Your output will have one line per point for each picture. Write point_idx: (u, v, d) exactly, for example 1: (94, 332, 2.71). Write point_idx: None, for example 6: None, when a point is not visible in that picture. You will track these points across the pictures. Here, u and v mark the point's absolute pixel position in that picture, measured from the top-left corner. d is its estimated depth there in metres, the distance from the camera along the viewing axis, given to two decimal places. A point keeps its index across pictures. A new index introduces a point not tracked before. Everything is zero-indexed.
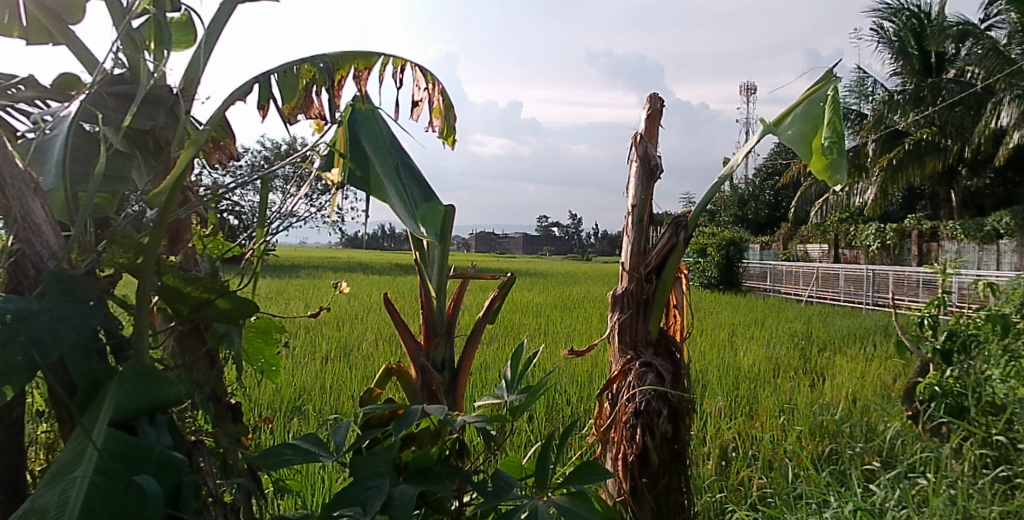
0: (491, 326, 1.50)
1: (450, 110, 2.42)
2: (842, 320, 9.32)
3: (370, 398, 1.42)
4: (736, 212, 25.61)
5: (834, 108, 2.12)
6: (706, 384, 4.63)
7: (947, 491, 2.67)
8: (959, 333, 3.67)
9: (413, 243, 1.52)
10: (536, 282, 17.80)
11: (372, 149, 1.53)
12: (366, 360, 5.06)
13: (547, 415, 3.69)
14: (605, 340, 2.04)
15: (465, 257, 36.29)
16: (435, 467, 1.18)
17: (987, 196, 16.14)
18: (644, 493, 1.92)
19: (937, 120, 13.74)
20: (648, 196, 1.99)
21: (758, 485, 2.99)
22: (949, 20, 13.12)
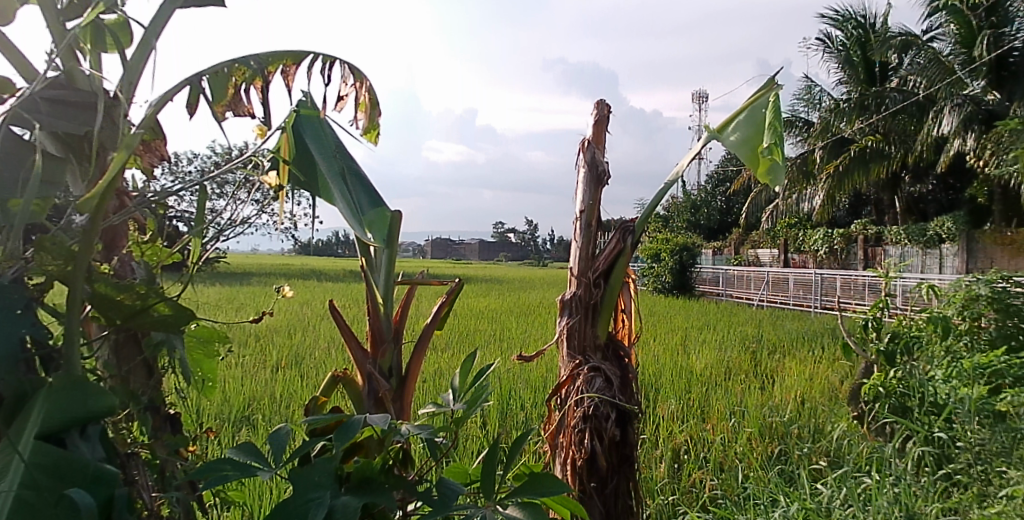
0: (439, 332, 1.49)
1: (378, 107, 2.30)
2: (790, 323, 9.51)
3: (316, 407, 1.40)
4: (688, 218, 26.00)
5: (775, 113, 2.17)
6: (659, 388, 4.67)
7: (891, 489, 2.73)
8: (904, 335, 3.96)
9: (360, 250, 1.52)
10: (493, 288, 17.85)
11: (319, 155, 1.53)
12: (317, 368, 5.04)
13: (501, 420, 3.68)
14: (554, 345, 2.04)
15: (423, 263, 36.27)
16: (378, 477, 1.18)
17: (929, 202, 16.60)
18: (592, 497, 1.92)
19: (881, 128, 13.99)
20: (596, 201, 2.00)
21: (709, 487, 3.04)
22: (892, 32, 13.64)
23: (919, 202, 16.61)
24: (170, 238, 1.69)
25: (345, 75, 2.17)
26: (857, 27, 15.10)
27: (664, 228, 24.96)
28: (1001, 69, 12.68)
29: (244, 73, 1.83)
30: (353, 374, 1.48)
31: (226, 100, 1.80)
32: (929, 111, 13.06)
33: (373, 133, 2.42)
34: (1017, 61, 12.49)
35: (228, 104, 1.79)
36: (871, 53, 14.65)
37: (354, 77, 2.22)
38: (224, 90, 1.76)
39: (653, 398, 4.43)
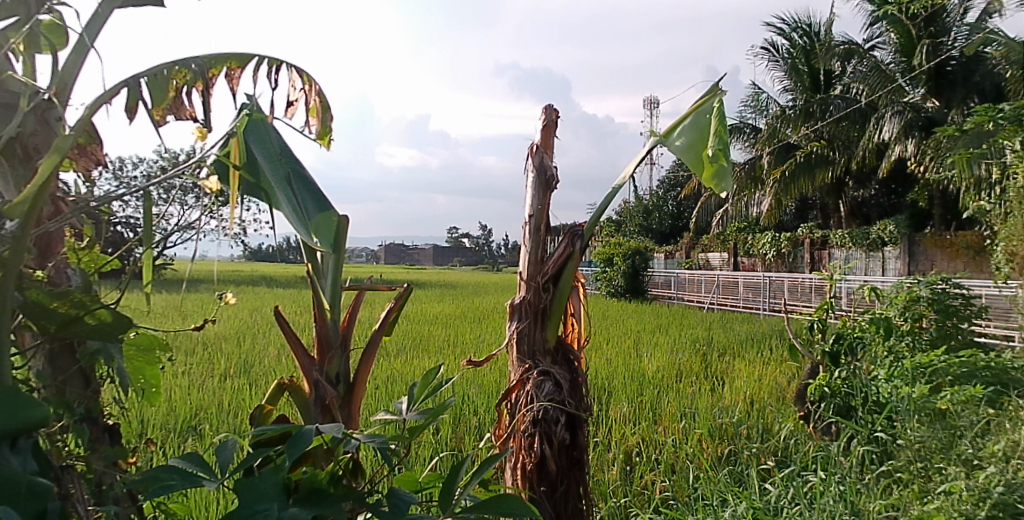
0: (388, 339, 1.48)
1: (328, 110, 2.29)
2: (740, 325, 9.69)
3: (260, 416, 1.37)
4: (640, 222, 26.31)
5: (720, 119, 2.24)
6: (611, 391, 4.71)
7: (836, 488, 2.81)
8: (847, 336, 4.19)
9: (306, 254, 1.49)
10: (447, 292, 17.77)
11: (264, 157, 1.50)
12: (266, 376, 5.00)
13: (454, 427, 3.68)
14: (503, 349, 2.05)
15: (377, 267, 35.95)
16: (326, 489, 1.13)
17: (873, 206, 16.83)
18: (542, 501, 1.93)
19: (827, 134, 14.34)
20: (545, 206, 2.01)
21: (661, 489, 3.10)
22: (836, 41, 14.05)
23: (863, 206, 16.89)
24: (111, 241, 1.64)
25: (294, 78, 2.16)
26: (804, 35, 15.48)
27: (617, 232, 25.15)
28: (939, 78, 13.16)
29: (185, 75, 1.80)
30: (301, 382, 1.46)
31: (165, 102, 1.77)
32: (871, 117, 13.41)
33: (326, 139, 2.40)
34: (954, 69, 13.05)
35: (169, 106, 1.76)
36: (815, 62, 14.96)
37: (304, 81, 2.21)
38: (162, 92, 1.72)
39: (605, 401, 4.46)
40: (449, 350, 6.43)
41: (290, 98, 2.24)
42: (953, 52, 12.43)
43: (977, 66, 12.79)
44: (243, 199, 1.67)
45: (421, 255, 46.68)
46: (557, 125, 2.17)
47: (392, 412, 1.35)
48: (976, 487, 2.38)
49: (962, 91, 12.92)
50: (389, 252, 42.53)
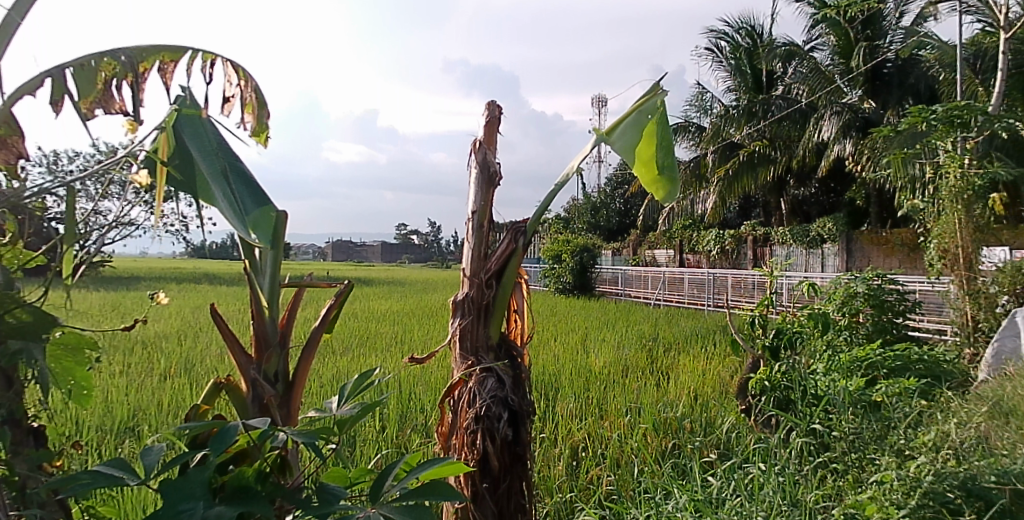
0: (329, 336, 1.48)
1: (265, 107, 2.45)
2: (686, 321, 9.84)
3: (196, 416, 1.35)
4: (588, 219, 26.66)
5: (662, 124, 2.38)
6: (559, 387, 4.75)
7: (777, 479, 2.85)
8: (787, 331, 4.33)
9: (244, 252, 1.50)
10: (395, 289, 17.58)
11: (199, 153, 1.51)
12: (208, 374, 4.95)
13: (399, 424, 3.68)
14: (447, 346, 2.06)
15: (324, 263, 35.47)
16: (253, 486, 1.14)
17: (813, 205, 17.08)
18: (485, 498, 1.95)
19: (768, 134, 14.66)
20: (488, 202, 2.02)
21: (606, 483, 3.14)
22: (778, 42, 14.43)
23: (803, 204, 17.16)
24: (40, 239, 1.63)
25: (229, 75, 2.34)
26: (747, 36, 15.88)
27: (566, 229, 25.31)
28: (876, 79, 13.46)
29: (113, 68, 1.94)
30: (239, 381, 1.44)
31: (93, 95, 1.91)
32: (811, 118, 13.72)
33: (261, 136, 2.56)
34: (890, 71, 13.38)
35: (96, 97, 1.90)
36: (758, 63, 15.36)
37: (238, 78, 2.36)
38: (86, 83, 1.86)
39: (552, 397, 4.48)
40: (393, 348, 6.41)
41: (226, 94, 2.40)
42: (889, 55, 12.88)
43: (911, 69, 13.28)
44: (170, 191, 1.67)
45: (371, 251, 46.00)
46: (500, 121, 2.19)
47: (325, 408, 1.33)
48: (908, 477, 2.42)
49: (898, 93, 13.33)
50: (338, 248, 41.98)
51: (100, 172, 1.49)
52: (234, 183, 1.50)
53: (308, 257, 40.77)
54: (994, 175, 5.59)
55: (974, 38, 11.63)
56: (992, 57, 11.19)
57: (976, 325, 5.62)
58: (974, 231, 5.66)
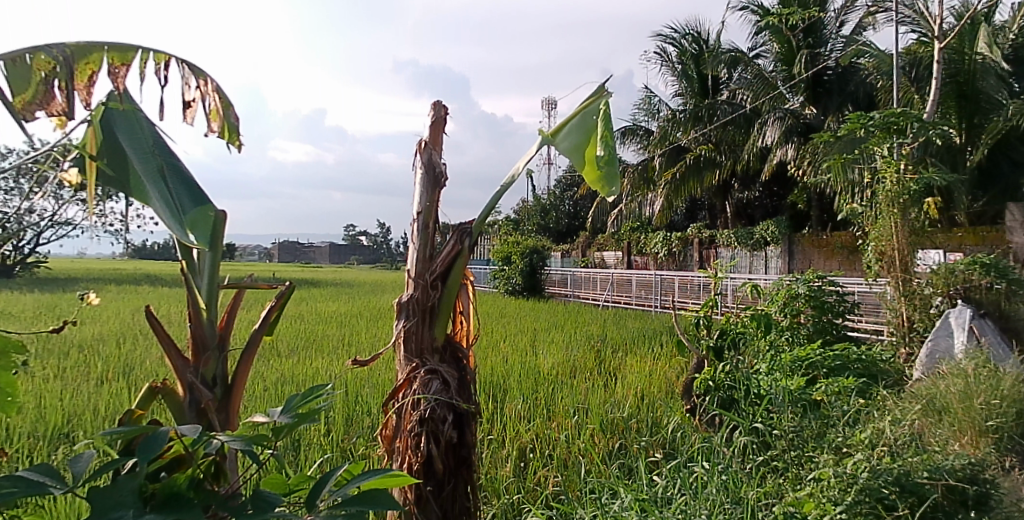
0: (269, 339, 1.47)
1: (227, 108, 2.44)
2: (632, 322, 9.93)
3: (130, 421, 1.33)
4: (538, 221, 26.87)
5: (606, 124, 2.40)
6: (507, 388, 4.77)
7: (721, 478, 2.88)
8: (731, 332, 4.49)
9: (181, 252, 1.50)
10: (343, 292, 17.30)
11: (135, 152, 1.54)
12: (146, 379, 4.86)
13: (347, 426, 3.67)
14: (392, 348, 2.05)
15: (269, 265, 34.81)
16: (185, 494, 1.12)
17: (756, 208, 17.15)
18: (429, 501, 1.95)
19: (713, 138, 15.02)
20: (433, 203, 2.03)
21: (553, 484, 3.16)
22: (723, 48, 14.75)
23: (748, 208, 17.27)
24: None
25: (186, 77, 2.33)
26: (693, 41, 16.24)
27: (514, 231, 25.35)
28: (817, 86, 13.95)
29: (52, 65, 1.94)
30: (176, 385, 1.42)
31: (30, 95, 1.92)
32: (754, 123, 14.15)
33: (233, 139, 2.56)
34: (831, 79, 13.91)
35: (33, 97, 1.91)
36: (703, 68, 15.75)
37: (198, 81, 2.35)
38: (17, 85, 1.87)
39: (499, 399, 4.48)
40: (342, 351, 6.35)
41: (187, 97, 2.40)
42: (829, 62, 13.26)
43: (851, 77, 13.87)
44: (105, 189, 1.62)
45: (320, 253, 45.22)
46: (446, 122, 2.20)
47: (264, 414, 1.32)
48: (845, 473, 2.48)
49: (838, 99, 13.83)
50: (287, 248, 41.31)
51: (24, 165, 1.45)
52: (172, 183, 1.53)
53: (255, 259, 39.94)
54: (928, 181, 6.02)
55: (908, 48, 12.03)
56: (925, 67, 11.61)
57: (910, 326, 5.96)
58: (909, 233, 6.07)
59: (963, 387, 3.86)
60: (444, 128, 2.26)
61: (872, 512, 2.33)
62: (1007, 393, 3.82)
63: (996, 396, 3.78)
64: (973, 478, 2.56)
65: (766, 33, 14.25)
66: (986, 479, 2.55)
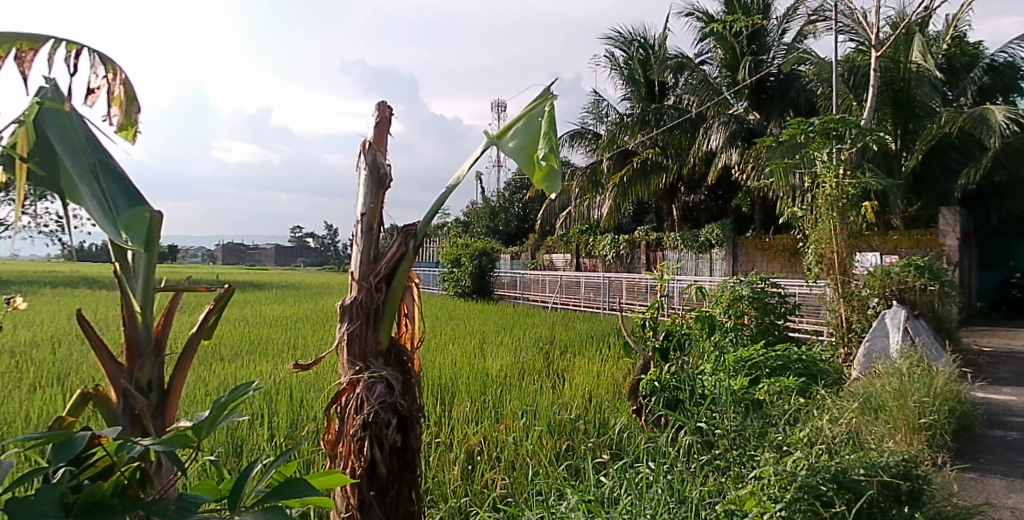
0: (206, 343, 1.48)
1: (132, 102, 2.49)
2: (579, 325, 10.01)
3: (61, 427, 1.30)
4: (487, 224, 26.96)
5: (549, 124, 2.44)
6: (455, 391, 4.77)
7: (665, 479, 2.90)
8: (676, 333, 4.64)
9: (114, 255, 1.48)
10: (289, 294, 17.00)
11: (65, 152, 1.52)
12: (77, 384, 4.72)
13: (292, 430, 3.63)
14: (335, 352, 2.02)
15: (212, 267, 34.01)
16: (108, 501, 1.13)
17: (701, 211, 17.59)
18: (372, 507, 1.94)
19: (660, 142, 15.34)
20: (378, 204, 2.03)
21: (501, 486, 3.17)
22: (669, 54, 15.05)
23: (693, 211, 17.67)
24: None
25: (95, 66, 2.35)
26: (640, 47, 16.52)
27: (465, 233, 25.32)
28: (761, 92, 14.15)
29: None
30: (108, 390, 1.40)
31: None
32: (699, 127, 14.53)
33: (130, 130, 2.55)
34: (773, 85, 14.12)
35: None
36: (649, 73, 16.06)
37: (106, 71, 2.38)
38: None
39: (448, 402, 4.47)
40: (287, 354, 6.29)
41: (90, 85, 2.42)
42: (772, 69, 13.62)
43: (792, 84, 14.07)
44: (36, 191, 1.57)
45: (264, 254, 44.11)
46: (391, 123, 2.21)
47: (191, 420, 1.34)
48: (784, 472, 2.54)
49: (780, 106, 14.15)
50: (231, 248, 40.12)
51: None
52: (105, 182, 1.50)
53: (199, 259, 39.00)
54: (865, 186, 6.45)
55: (846, 56, 12.41)
56: (862, 75, 11.96)
57: (849, 328, 6.45)
58: (847, 236, 6.54)
59: (898, 386, 4.06)
60: (388, 130, 2.26)
61: (810, 509, 2.38)
62: (937, 392, 4.07)
63: (927, 394, 4.01)
64: (907, 474, 2.65)
65: (711, 39, 14.56)
66: (918, 475, 2.66)
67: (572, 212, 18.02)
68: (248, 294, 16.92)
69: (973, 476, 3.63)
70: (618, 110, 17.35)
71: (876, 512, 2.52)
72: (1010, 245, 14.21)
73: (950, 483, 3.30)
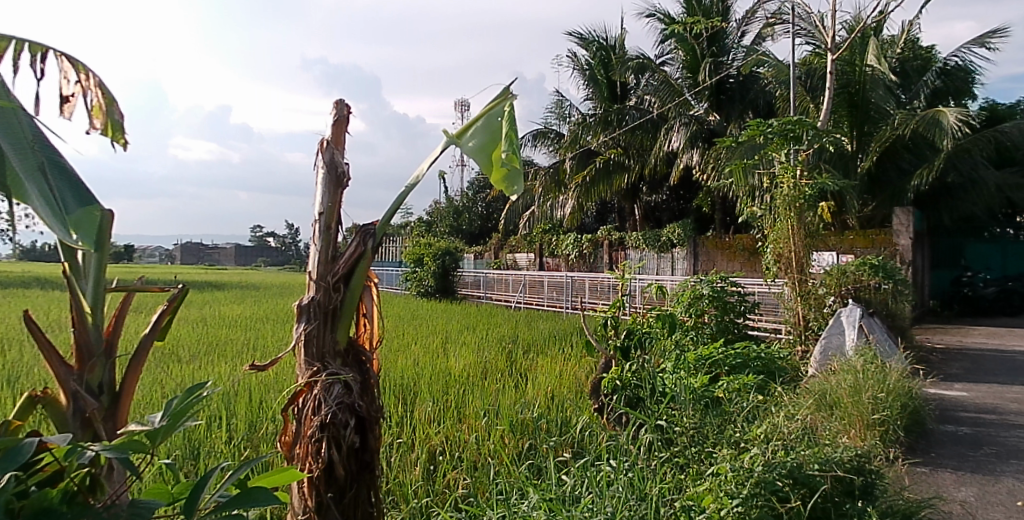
0: (159, 343, 1.51)
1: (111, 105, 2.48)
2: (542, 324, 10.04)
3: (8, 432, 1.28)
4: (450, 223, 26.97)
5: (510, 125, 2.45)
6: (416, 391, 4.75)
7: (626, 476, 2.92)
8: (636, 331, 4.67)
9: (63, 254, 1.47)
10: (248, 295, 16.72)
11: (11, 148, 1.49)
12: (21, 387, 4.62)
13: (250, 432, 3.60)
14: (292, 352, 2.01)
15: (168, 268, 33.28)
16: (57, 508, 1.14)
17: (663, 211, 17.76)
18: (330, 508, 1.93)
19: (622, 143, 15.54)
20: (336, 202, 2.03)
21: (462, 486, 3.19)
22: (630, 55, 15.21)
23: (655, 211, 17.85)
24: None
25: (69, 72, 2.34)
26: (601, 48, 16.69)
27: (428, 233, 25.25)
28: (720, 93, 14.45)
29: None
30: (55, 393, 1.41)
31: None
32: (661, 128, 14.68)
33: (117, 135, 2.57)
34: (732, 87, 14.42)
35: None
36: (611, 74, 16.22)
37: (81, 77, 2.37)
38: None
39: (409, 402, 4.45)
40: (244, 356, 6.20)
41: (67, 92, 2.41)
42: (731, 70, 13.81)
43: (752, 85, 14.33)
44: None
45: (224, 254, 43.65)
46: (349, 121, 2.20)
47: (142, 425, 1.36)
48: (741, 468, 2.58)
49: (740, 107, 14.32)
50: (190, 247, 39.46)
51: None
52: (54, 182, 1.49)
53: (156, 259, 38.23)
54: (821, 186, 6.59)
55: (802, 59, 12.66)
56: (818, 77, 12.21)
57: (807, 325, 6.58)
58: (805, 236, 6.67)
59: (853, 383, 4.15)
60: (346, 128, 2.25)
61: (766, 504, 2.44)
62: (890, 388, 4.17)
63: (881, 391, 4.10)
64: (860, 469, 2.72)
65: (672, 41, 14.72)
66: (871, 469, 2.73)
67: (535, 212, 18.05)
68: (207, 294, 16.60)
69: (925, 470, 3.73)
70: (579, 111, 17.50)
71: (829, 508, 2.57)
72: (962, 245, 14.73)
73: (902, 477, 3.38)
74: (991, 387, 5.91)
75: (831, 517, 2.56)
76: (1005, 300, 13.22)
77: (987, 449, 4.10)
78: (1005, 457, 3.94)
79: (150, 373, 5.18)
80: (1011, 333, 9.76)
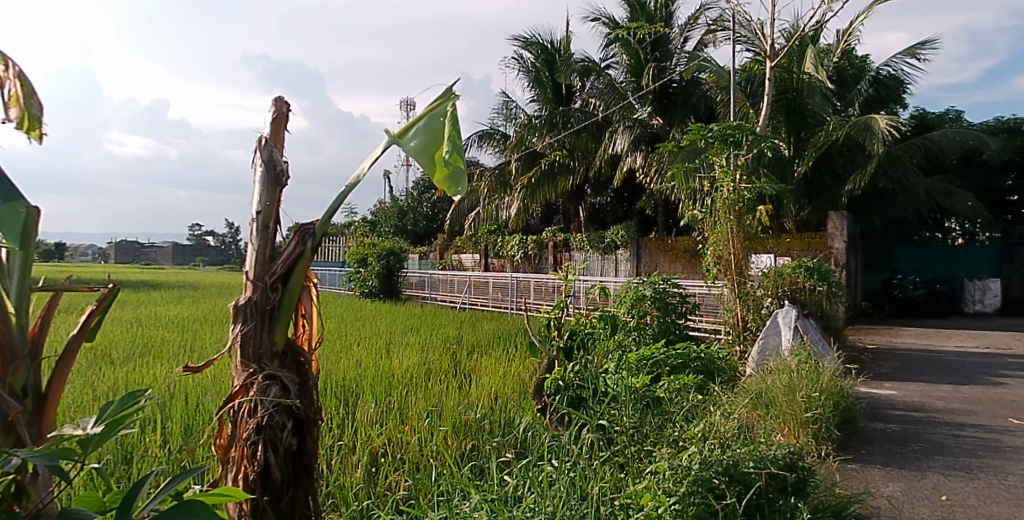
0: (88, 345, 1.48)
1: (31, 96, 2.25)
2: (488, 324, 10.06)
3: None
4: (395, 223, 26.81)
5: (452, 124, 2.44)
6: (358, 392, 4.73)
7: (568, 476, 2.95)
8: (579, 332, 4.73)
9: None
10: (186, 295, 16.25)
11: None
12: None
13: (184, 436, 3.54)
14: (227, 354, 1.98)
15: (101, 266, 32.17)
16: None
17: (607, 213, 18.02)
18: (266, 511, 1.92)
19: (567, 145, 15.70)
20: (274, 201, 2.00)
21: (403, 488, 3.18)
22: (575, 58, 15.41)
23: (601, 213, 18.08)
24: None
25: None
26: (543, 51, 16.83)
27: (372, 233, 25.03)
28: (664, 98, 14.69)
29: None
30: None
31: None
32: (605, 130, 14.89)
33: (35, 129, 2.32)
34: (675, 91, 14.68)
35: None
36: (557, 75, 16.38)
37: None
38: None
39: (352, 403, 4.42)
40: (177, 357, 6.08)
41: None
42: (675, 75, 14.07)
43: (693, 90, 14.62)
44: None
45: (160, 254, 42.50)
46: (288, 119, 2.17)
47: (72, 428, 1.33)
48: (679, 466, 2.64)
49: (682, 111, 14.56)
50: None
51: None
52: None
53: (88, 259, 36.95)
54: (760, 190, 6.79)
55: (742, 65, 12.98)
56: (758, 84, 12.53)
57: (745, 325, 6.78)
58: (744, 238, 6.85)
59: (788, 382, 4.29)
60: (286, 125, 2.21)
61: (704, 501, 2.50)
62: (824, 387, 4.31)
63: (816, 390, 4.24)
64: (793, 465, 2.81)
65: (616, 45, 14.95)
66: (803, 466, 2.83)
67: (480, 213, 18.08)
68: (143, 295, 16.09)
69: (856, 467, 3.85)
70: (525, 112, 17.59)
71: (762, 504, 2.65)
72: (892, 249, 15.37)
73: (834, 473, 3.49)
74: (918, 385, 6.16)
75: (765, 513, 2.63)
76: (934, 301, 13.79)
77: (915, 446, 4.26)
78: (930, 454, 4.10)
79: (78, 376, 5.04)
80: (938, 333, 10.17)
